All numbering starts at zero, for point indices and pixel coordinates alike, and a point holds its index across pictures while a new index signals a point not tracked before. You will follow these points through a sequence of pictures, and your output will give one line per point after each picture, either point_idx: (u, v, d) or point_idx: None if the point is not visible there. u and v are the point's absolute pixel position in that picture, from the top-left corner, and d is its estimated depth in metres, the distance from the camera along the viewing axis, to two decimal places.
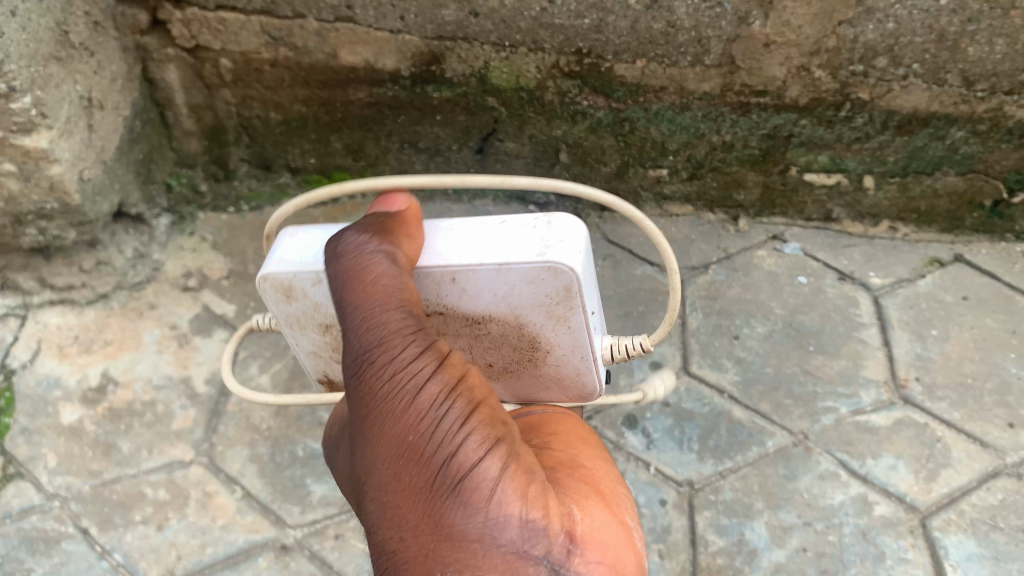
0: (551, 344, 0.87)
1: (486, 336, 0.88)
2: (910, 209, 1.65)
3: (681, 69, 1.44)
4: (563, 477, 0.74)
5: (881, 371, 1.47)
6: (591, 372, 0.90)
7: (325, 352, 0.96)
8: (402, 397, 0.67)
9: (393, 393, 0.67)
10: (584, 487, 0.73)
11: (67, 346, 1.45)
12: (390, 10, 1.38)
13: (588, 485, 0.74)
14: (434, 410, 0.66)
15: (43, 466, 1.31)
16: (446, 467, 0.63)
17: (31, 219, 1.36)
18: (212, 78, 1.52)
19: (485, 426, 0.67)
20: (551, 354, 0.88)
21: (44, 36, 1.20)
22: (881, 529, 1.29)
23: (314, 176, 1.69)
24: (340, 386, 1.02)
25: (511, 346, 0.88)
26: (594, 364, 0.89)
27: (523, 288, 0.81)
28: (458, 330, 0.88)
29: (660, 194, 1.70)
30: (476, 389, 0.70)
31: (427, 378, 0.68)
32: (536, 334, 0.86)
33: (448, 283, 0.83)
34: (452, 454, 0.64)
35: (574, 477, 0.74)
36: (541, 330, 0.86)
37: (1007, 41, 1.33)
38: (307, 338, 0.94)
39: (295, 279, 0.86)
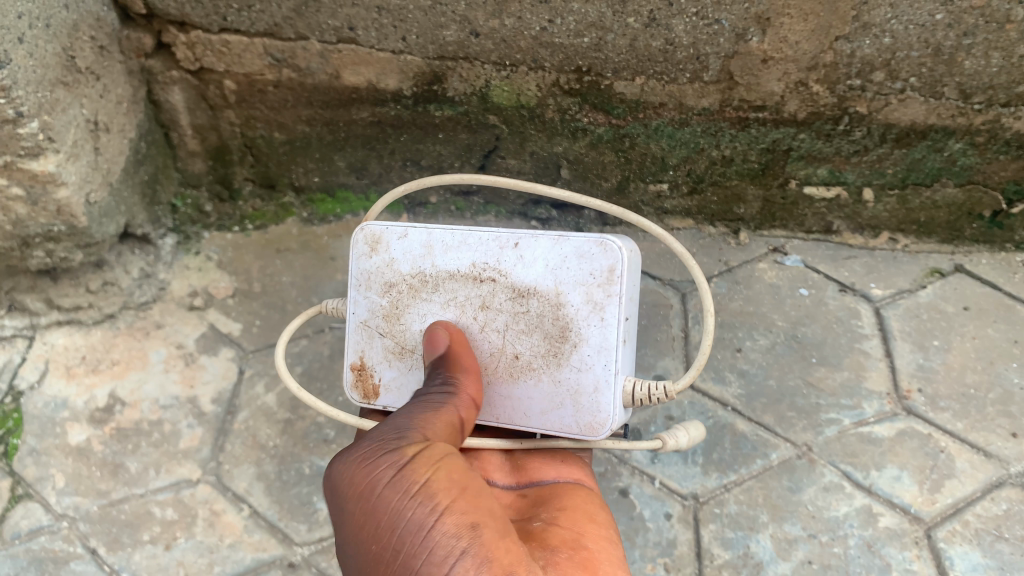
0: (583, 337, 1.02)
1: (525, 315, 1.05)
2: (910, 221, 1.66)
3: (681, 85, 1.46)
4: (564, 560, 0.90)
5: (883, 382, 1.48)
6: (606, 390, 1.02)
7: (374, 321, 1.14)
8: (373, 507, 0.83)
9: (366, 503, 0.84)
10: (576, 571, 0.88)
11: (75, 366, 1.46)
12: (391, 31, 1.40)
13: (584, 567, 0.90)
14: (400, 514, 0.81)
15: (51, 486, 1.32)
16: (412, 572, 0.78)
17: (38, 242, 1.37)
18: (216, 99, 1.54)
19: (448, 526, 0.79)
20: (578, 349, 1.02)
21: (50, 61, 1.22)
22: (887, 540, 1.30)
23: (317, 195, 1.71)
24: (369, 375, 1.16)
25: (544, 332, 1.04)
26: (611, 374, 1.01)
27: (573, 261, 1.02)
28: (501, 304, 1.06)
29: (661, 208, 1.71)
30: (445, 482, 0.84)
31: (392, 483, 0.84)
32: (570, 319, 1.02)
33: (510, 248, 1.06)
34: (416, 554, 0.78)
35: (574, 562, 0.90)
36: (575, 316, 1.02)
37: (1002, 54, 1.34)
38: (366, 301, 1.14)
39: (385, 234, 1.13)
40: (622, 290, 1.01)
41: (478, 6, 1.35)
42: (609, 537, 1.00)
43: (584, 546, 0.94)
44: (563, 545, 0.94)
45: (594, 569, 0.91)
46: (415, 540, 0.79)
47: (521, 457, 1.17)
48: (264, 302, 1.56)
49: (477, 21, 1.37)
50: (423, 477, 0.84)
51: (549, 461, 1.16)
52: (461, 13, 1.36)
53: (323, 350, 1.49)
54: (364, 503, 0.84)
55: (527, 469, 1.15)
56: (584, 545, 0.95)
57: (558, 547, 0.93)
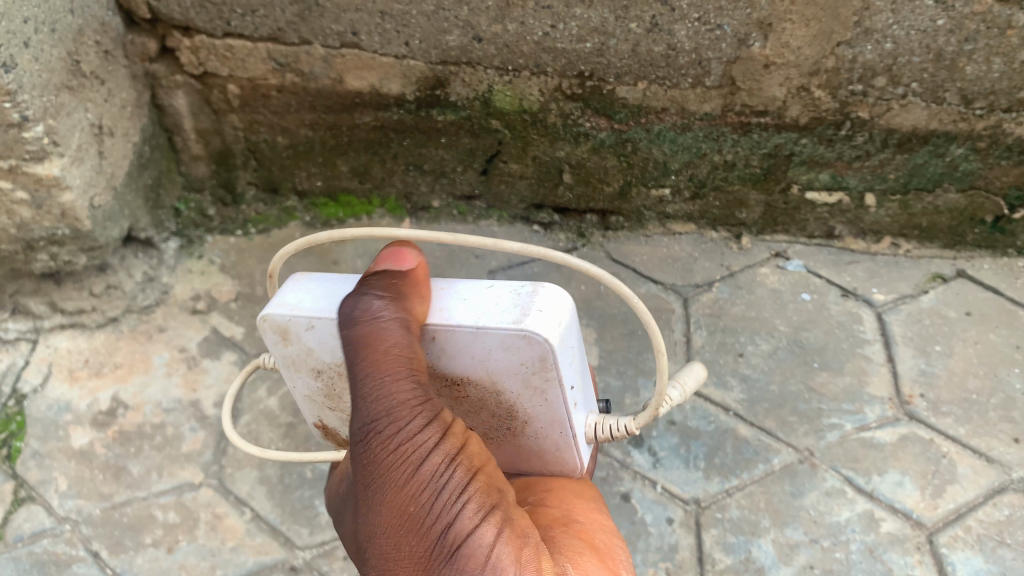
0: (533, 414, 0.87)
1: (466, 399, 0.89)
2: (912, 226, 1.66)
3: (683, 90, 1.46)
4: (560, 534, 0.85)
5: (885, 387, 1.48)
6: (570, 449, 0.91)
7: (319, 397, 0.97)
8: (405, 463, 0.77)
9: (394, 456, 0.78)
10: (579, 543, 0.84)
11: (78, 369, 1.46)
12: (395, 36, 1.40)
13: (583, 540, 0.85)
14: (434, 476, 0.77)
15: (54, 489, 1.32)
16: (443, 536, 0.75)
17: (42, 246, 1.38)
18: (220, 104, 1.54)
19: (481, 495, 0.78)
20: (529, 424, 0.88)
21: (55, 66, 1.22)
22: (889, 546, 1.29)
23: (320, 199, 1.71)
24: (335, 432, 1.04)
25: (491, 412, 0.89)
26: (571, 441, 0.90)
27: (500, 353, 0.81)
28: (438, 391, 0.89)
29: (663, 213, 1.72)
30: (475, 455, 0.82)
31: (426, 440, 0.78)
32: (513, 401, 0.87)
33: (427, 340, 0.83)
34: (450, 525, 0.75)
35: (570, 535, 0.85)
36: (518, 398, 0.86)
37: (1004, 59, 1.35)
38: (302, 383, 0.95)
39: (290, 322, 0.86)
40: (562, 374, 0.82)
41: (482, 12, 1.36)
42: (600, 509, 0.93)
43: (576, 520, 0.88)
44: (555, 522, 0.87)
45: (589, 538, 0.86)
46: (451, 508, 0.76)
47: None
48: (266, 306, 1.56)
49: (480, 26, 1.38)
50: (453, 440, 0.80)
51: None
52: (464, 18, 1.37)
53: None
54: (390, 453, 0.78)
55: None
56: (576, 519, 0.89)
57: (550, 524, 0.87)
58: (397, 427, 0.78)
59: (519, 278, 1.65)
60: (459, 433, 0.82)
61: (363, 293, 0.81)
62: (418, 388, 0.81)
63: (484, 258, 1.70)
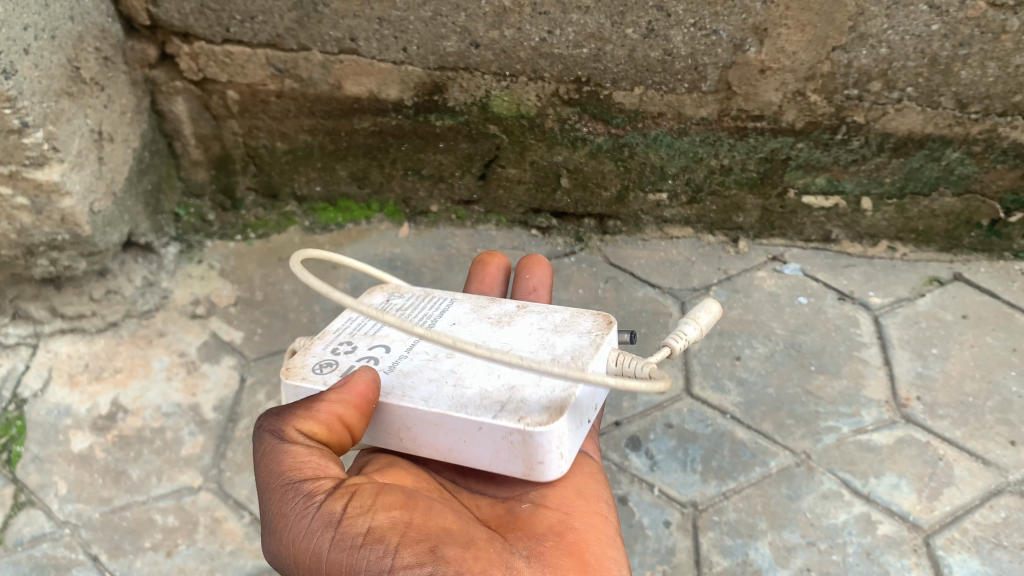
0: None
1: None
2: (909, 229, 1.67)
3: (679, 95, 1.47)
4: (549, 550, 0.90)
5: (882, 391, 1.48)
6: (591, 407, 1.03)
7: None
8: (330, 569, 0.82)
9: (320, 568, 0.83)
10: (565, 562, 0.89)
11: (78, 374, 1.47)
12: (393, 42, 1.41)
13: (572, 556, 0.90)
14: (359, 569, 0.81)
15: (54, 493, 1.33)
16: None
17: (43, 251, 1.38)
18: (220, 110, 1.55)
19: (406, 564, 0.80)
20: None
21: (55, 72, 1.23)
22: (886, 548, 1.29)
23: (320, 204, 1.72)
24: None
25: None
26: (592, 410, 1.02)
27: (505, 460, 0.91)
28: None
29: (660, 217, 1.72)
30: (389, 517, 0.83)
31: (336, 545, 0.82)
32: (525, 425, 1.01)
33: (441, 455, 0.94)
34: None
35: (559, 551, 0.90)
36: None
37: (998, 64, 1.36)
38: None
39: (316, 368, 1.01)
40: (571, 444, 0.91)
41: (479, 18, 1.37)
42: (601, 513, 0.99)
43: (572, 528, 0.94)
44: (551, 531, 0.93)
45: (582, 553, 0.91)
46: None
47: None
48: (265, 310, 1.57)
49: (478, 32, 1.39)
50: (362, 528, 0.82)
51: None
52: (462, 24, 1.38)
53: None
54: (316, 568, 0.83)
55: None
56: (572, 527, 0.94)
57: (545, 534, 0.92)
58: (306, 550, 0.83)
59: None
60: (369, 516, 0.83)
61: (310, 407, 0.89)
62: (306, 511, 0.85)
63: None
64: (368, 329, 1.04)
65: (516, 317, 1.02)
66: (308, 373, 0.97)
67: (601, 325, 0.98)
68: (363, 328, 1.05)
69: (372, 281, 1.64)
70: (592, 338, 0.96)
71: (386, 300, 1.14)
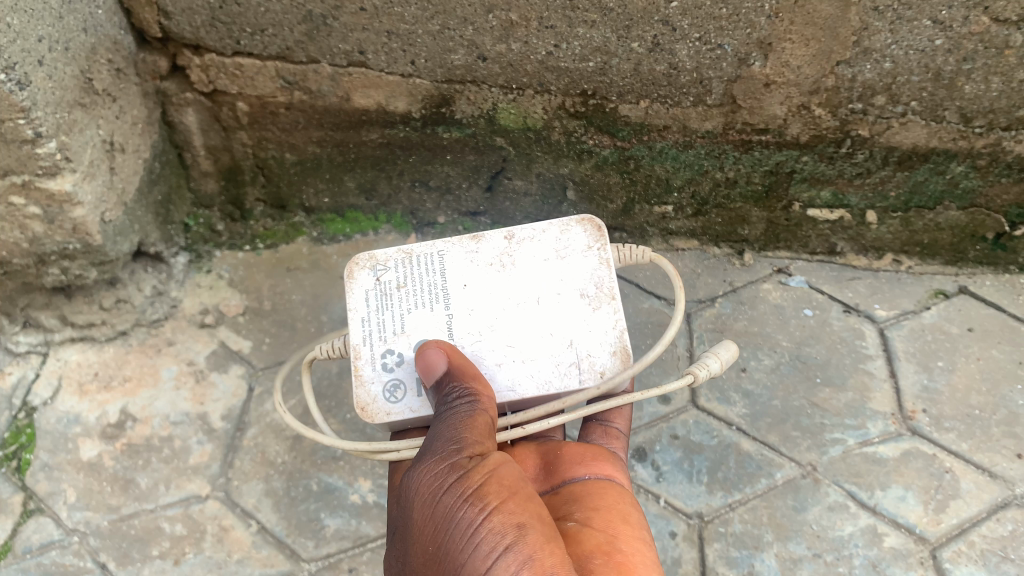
0: None
1: None
2: (914, 242, 1.67)
3: (684, 108, 1.48)
4: (599, 565, 0.89)
5: (889, 403, 1.48)
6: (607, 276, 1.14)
7: None
8: (435, 516, 0.90)
9: (427, 508, 0.91)
10: None
11: (87, 383, 1.48)
12: (401, 55, 1.43)
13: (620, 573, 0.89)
14: (452, 524, 0.88)
15: (63, 501, 1.33)
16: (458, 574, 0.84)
17: (54, 260, 1.39)
18: (230, 121, 1.57)
19: (493, 533, 0.85)
20: None
21: (69, 83, 1.25)
22: (892, 561, 1.30)
23: (328, 215, 1.74)
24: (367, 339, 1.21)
25: None
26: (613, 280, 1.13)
27: None
28: None
29: (666, 229, 1.73)
30: (498, 490, 0.89)
31: (450, 493, 0.90)
32: None
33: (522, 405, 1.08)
34: (462, 562, 0.84)
35: (608, 567, 0.89)
36: None
37: (1002, 78, 1.36)
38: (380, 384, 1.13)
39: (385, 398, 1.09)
40: None
41: (486, 32, 1.38)
42: (646, 539, 0.98)
43: (618, 549, 0.93)
44: (597, 549, 0.92)
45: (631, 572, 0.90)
46: (463, 545, 0.85)
47: (553, 456, 1.12)
48: (273, 320, 1.58)
49: (485, 46, 1.40)
50: (475, 488, 0.89)
51: (582, 458, 1.10)
52: (469, 38, 1.39)
53: (331, 368, 1.51)
54: (426, 508, 0.92)
55: (560, 470, 1.09)
56: (619, 549, 0.93)
57: (592, 552, 0.91)
58: (428, 488, 0.92)
59: None
60: (489, 481, 0.90)
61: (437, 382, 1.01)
62: (449, 455, 0.93)
63: None
64: (394, 326, 1.10)
65: (514, 253, 1.12)
66: (386, 404, 1.09)
67: (593, 233, 1.12)
68: (387, 323, 1.11)
69: None
70: (597, 253, 1.11)
71: (375, 277, 1.14)
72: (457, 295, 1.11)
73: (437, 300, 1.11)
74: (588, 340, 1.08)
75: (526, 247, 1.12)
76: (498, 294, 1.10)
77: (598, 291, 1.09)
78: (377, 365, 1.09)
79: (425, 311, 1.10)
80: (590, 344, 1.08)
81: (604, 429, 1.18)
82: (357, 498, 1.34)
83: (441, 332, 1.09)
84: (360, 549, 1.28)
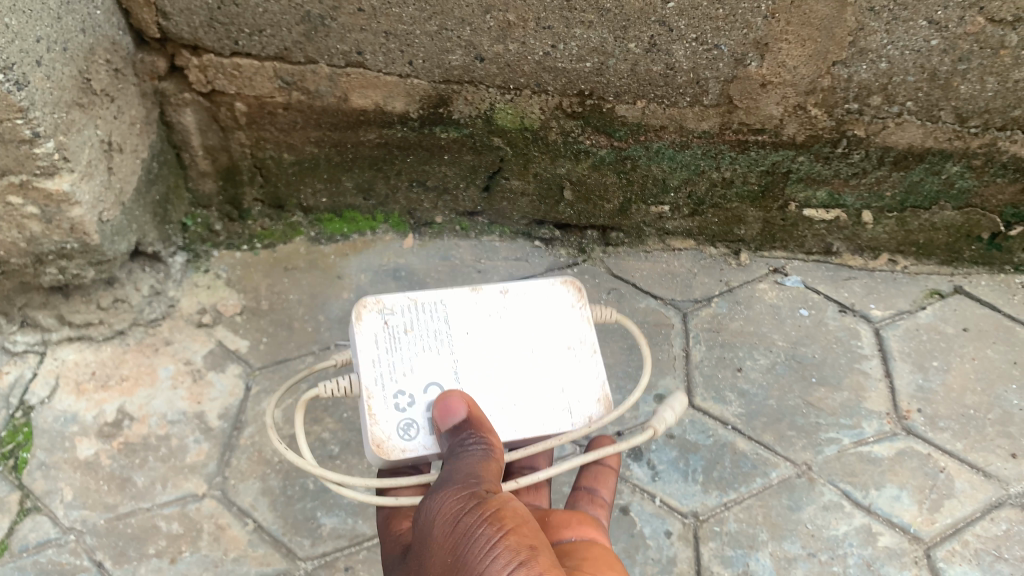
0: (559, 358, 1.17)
1: None
2: (910, 243, 1.68)
3: (681, 109, 1.48)
4: None
5: (884, 403, 1.49)
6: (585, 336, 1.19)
7: None
8: (449, 534, 0.87)
9: (443, 526, 0.88)
10: None
11: (84, 382, 1.48)
12: (399, 55, 1.43)
13: None
14: (468, 539, 0.85)
15: (60, 500, 1.33)
16: None
17: (51, 259, 1.39)
18: (227, 121, 1.57)
19: (511, 550, 0.82)
20: None
21: (67, 83, 1.25)
22: (886, 560, 1.30)
23: (325, 215, 1.75)
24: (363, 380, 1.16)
25: None
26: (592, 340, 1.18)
27: None
28: None
29: (662, 229, 1.74)
30: (516, 517, 0.87)
31: (469, 512, 0.87)
32: None
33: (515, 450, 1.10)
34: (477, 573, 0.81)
35: None
36: None
37: (997, 79, 1.37)
38: None
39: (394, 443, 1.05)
40: None
41: (484, 32, 1.38)
42: None
43: None
44: None
45: None
46: (480, 557, 0.82)
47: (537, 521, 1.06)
48: (271, 319, 1.59)
49: (482, 46, 1.41)
50: (496, 511, 0.87)
51: (568, 520, 1.04)
52: (467, 38, 1.40)
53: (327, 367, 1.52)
54: (438, 539, 0.88)
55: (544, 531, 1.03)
56: None
57: None
58: (445, 508, 0.90)
59: None
60: (509, 509, 0.88)
61: (453, 426, 1.01)
62: (468, 483, 0.92)
63: (487, 273, 1.70)
64: (402, 365, 1.07)
65: (509, 308, 1.13)
66: (402, 442, 1.05)
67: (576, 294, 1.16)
68: (396, 364, 1.07)
69: (377, 291, 1.65)
70: (580, 312, 1.15)
71: (382, 320, 1.09)
72: (460, 342, 1.10)
73: (443, 347, 1.09)
74: (577, 388, 1.12)
75: (520, 302, 1.14)
76: (497, 346, 1.11)
77: (583, 345, 1.14)
78: (389, 405, 1.05)
79: (432, 354, 1.09)
80: (579, 395, 1.12)
81: (589, 496, 1.16)
82: (354, 498, 1.35)
83: (450, 378, 1.08)
84: (356, 548, 1.29)
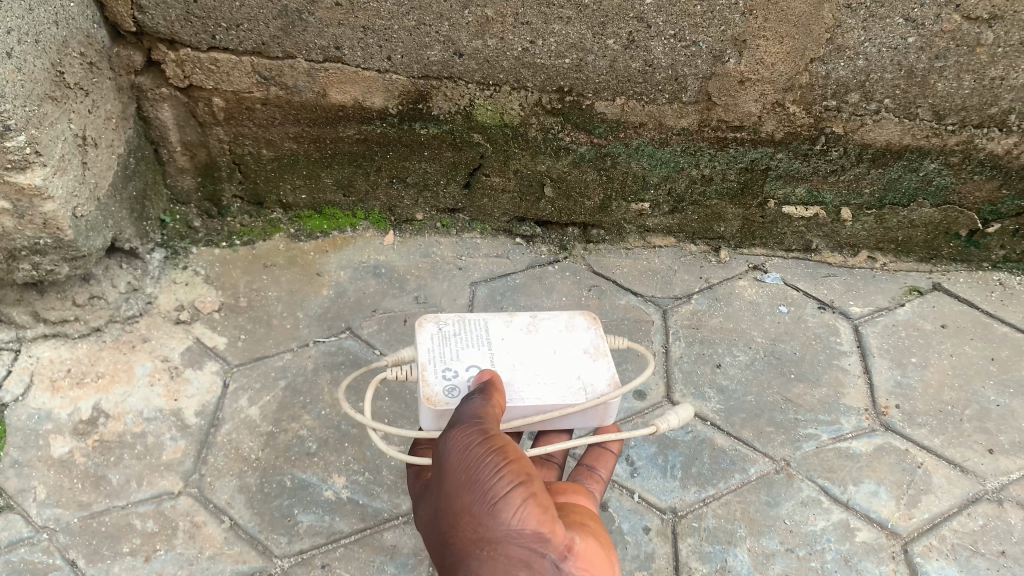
0: None
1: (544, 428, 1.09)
2: (888, 240, 1.71)
3: (660, 106, 1.48)
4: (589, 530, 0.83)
5: (862, 399, 1.50)
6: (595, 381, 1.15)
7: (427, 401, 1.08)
8: (460, 453, 0.82)
9: (456, 447, 0.83)
10: (604, 541, 0.82)
11: (60, 379, 1.45)
12: (377, 51, 1.43)
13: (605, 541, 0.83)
14: (478, 458, 0.81)
15: (33, 499, 1.30)
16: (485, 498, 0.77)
17: (25, 255, 1.37)
18: (205, 117, 1.56)
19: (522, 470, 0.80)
20: None
21: (39, 77, 1.24)
22: (863, 555, 1.29)
23: (305, 212, 1.75)
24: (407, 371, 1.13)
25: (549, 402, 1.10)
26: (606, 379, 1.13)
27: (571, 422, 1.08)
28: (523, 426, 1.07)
29: (643, 226, 1.75)
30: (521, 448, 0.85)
31: (483, 434, 0.84)
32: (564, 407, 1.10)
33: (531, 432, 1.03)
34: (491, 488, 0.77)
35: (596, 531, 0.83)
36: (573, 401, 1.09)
37: (973, 77, 1.38)
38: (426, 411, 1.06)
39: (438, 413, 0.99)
40: None
41: (462, 28, 1.38)
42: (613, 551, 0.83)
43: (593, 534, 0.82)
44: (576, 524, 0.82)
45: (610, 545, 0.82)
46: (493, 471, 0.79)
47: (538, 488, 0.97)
48: (250, 316, 1.58)
49: (461, 42, 1.40)
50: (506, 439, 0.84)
51: (563, 485, 0.95)
52: (445, 34, 1.39)
53: (306, 364, 1.51)
54: (450, 478, 0.81)
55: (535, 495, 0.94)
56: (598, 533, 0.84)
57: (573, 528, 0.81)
58: (459, 430, 0.85)
59: (501, 289, 1.66)
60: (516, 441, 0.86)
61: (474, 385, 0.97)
62: (483, 416, 0.88)
63: (468, 270, 1.70)
64: (448, 354, 1.04)
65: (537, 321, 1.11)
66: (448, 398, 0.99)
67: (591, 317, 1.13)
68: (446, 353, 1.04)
69: (357, 288, 1.65)
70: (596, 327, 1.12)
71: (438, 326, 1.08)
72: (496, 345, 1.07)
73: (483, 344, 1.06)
74: (591, 374, 1.05)
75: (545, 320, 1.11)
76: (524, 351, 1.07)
77: (596, 350, 1.08)
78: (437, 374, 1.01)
79: (473, 349, 1.05)
80: (592, 381, 1.04)
81: (587, 471, 1.08)
82: (331, 495, 1.34)
83: (486, 362, 1.04)
84: (333, 545, 1.28)
